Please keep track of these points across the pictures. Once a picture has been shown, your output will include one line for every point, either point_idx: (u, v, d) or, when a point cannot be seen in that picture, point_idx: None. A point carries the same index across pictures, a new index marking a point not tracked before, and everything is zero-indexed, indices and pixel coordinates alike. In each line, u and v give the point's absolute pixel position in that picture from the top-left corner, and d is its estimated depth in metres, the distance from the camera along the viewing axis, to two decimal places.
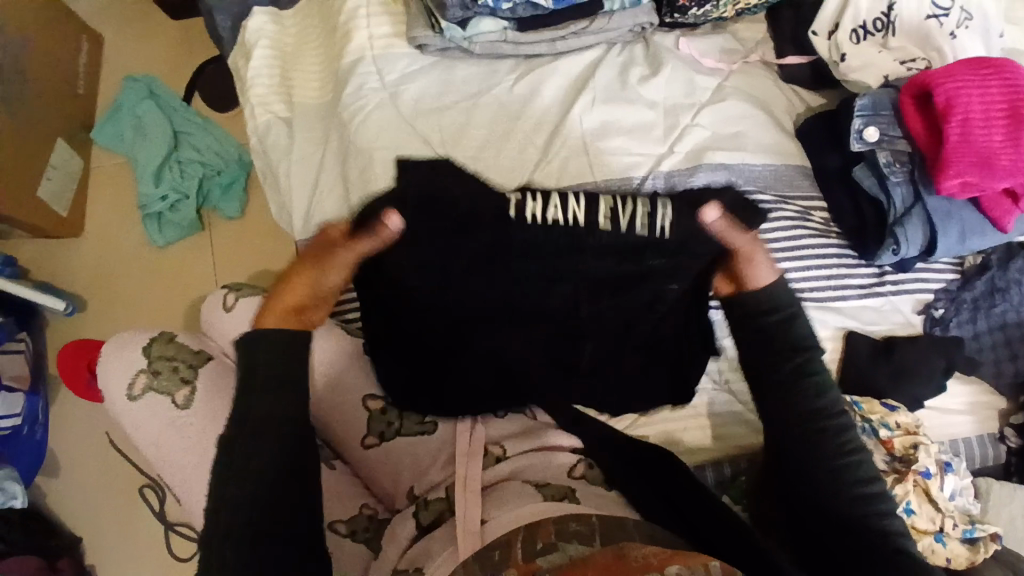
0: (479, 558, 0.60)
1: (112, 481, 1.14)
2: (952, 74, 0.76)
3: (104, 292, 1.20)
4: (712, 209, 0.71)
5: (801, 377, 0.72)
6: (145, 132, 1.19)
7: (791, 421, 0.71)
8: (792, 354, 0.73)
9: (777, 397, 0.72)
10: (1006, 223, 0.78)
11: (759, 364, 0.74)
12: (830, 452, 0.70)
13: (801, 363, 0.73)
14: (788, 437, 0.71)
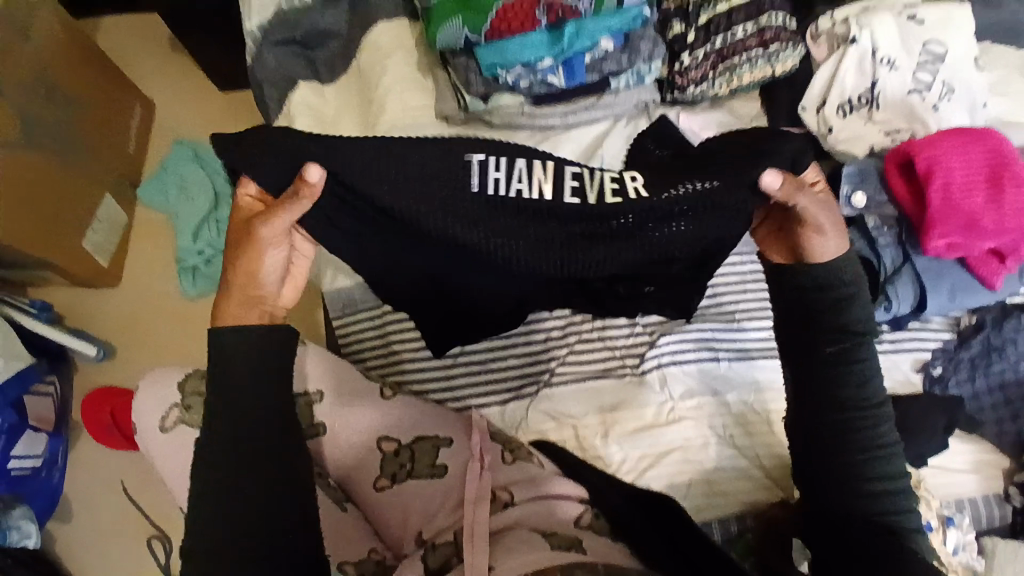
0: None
1: (123, 529, 1.17)
2: (933, 144, 0.82)
3: (134, 340, 1.26)
4: (770, 173, 0.60)
5: (838, 361, 0.65)
6: (189, 193, 1.29)
7: (820, 405, 0.66)
8: (839, 335, 0.65)
9: (810, 378, 0.66)
10: (995, 282, 0.82)
11: (797, 336, 0.67)
12: (853, 443, 0.64)
13: (847, 347, 0.65)
14: (814, 417, 0.66)
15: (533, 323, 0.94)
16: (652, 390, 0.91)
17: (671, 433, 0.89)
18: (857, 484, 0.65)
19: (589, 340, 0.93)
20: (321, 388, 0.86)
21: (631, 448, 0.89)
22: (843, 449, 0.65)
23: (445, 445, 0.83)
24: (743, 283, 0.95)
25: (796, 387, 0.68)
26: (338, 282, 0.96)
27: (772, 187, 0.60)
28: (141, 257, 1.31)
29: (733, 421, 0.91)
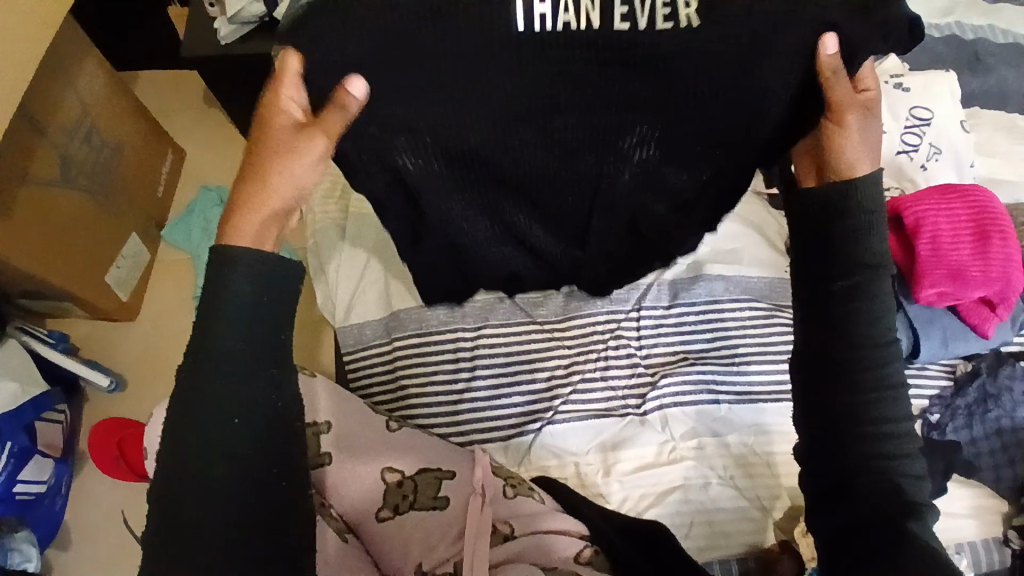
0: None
1: (121, 559, 1.17)
2: (919, 199, 0.86)
3: (147, 373, 1.29)
4: (833, 39, 0.54)
5: (846, 300, 0.59)
6: (211, 234, 1.36)
7: (829, 347, 0.60)
8: (850, 271, 0.59)
9: (822, 316, 0.60)
10: (986, 329, 0.85)
11: (810, 268, 0.61)
12: (859, 389, 0.59)
13: (861, 283, 0.58)
14: (819, 362, 0.61)
15: (538, 365, 0.96)
16: (652, 429, 0.92)
17: (672, 472, 0.90)
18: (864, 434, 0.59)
19: (591, 378, 0.95)
20: (329, 419, 0.88)
21: (632, 486, 0.90)
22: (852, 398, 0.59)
23: (448, 478, 0.84)
24: (748, 327, 0.97)
25: (806, 328, 0.62)
26: (352, 321, 1.01)
27: (826, 53, 0.55)
28: (160, 294, 1.35)
29: (731, 461, 0.92)
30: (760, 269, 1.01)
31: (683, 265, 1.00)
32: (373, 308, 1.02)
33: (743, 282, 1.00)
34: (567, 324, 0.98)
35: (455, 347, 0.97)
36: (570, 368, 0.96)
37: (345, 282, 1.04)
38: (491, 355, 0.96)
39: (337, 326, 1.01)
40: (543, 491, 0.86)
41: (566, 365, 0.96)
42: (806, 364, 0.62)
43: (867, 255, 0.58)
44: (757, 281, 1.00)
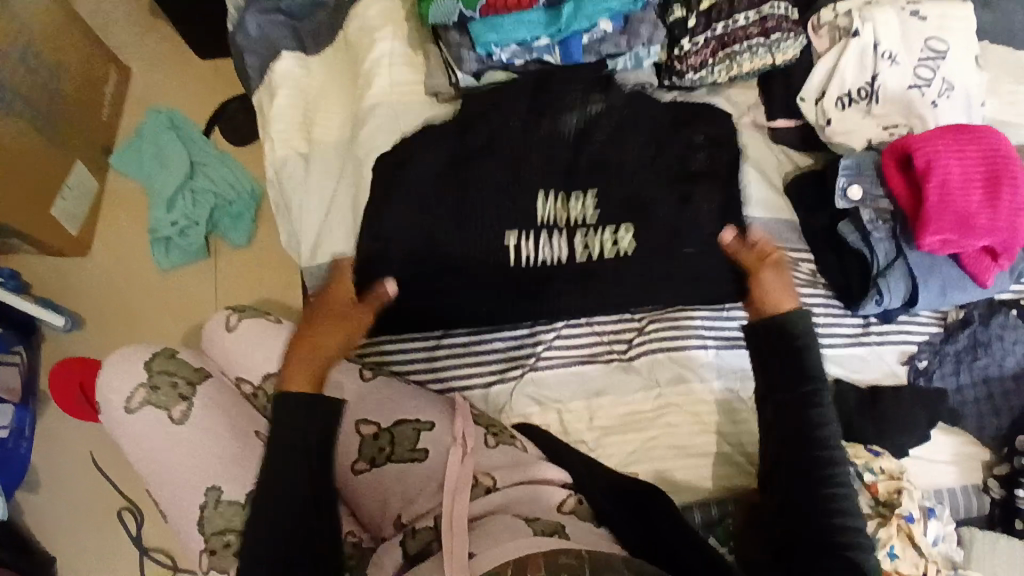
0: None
1: (93, 501, 1.14)
2: (929, 141, 0.82)
3: (107, 312, 1.22)
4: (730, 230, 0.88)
5: (806, 409, 0.73)
6: (164, 161, 1.25)
7: (794, 442, 0.73)
8: (803, 377, 0.75)
9: (784, 413, 0.74)
10: (986, 279, 0.82)
11: (763, 369, 0.77)
12: (819, 477, 0.71)
13: (816, 399, 0.74)
14: (785, 448, 0.73)
15: (521, 308, 0.90)
16: (636, 374, 0.89)
17: (657, 420, 0.88)
18: (830, 513, 0.69)
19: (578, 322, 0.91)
20: None
21: (617, 434, 0.88)
22: (815, 482, 0.71)
23: (427, 430, 0.81)
24: None
25: (774, 423, 0.75)
26: (319, 262, 0.98)
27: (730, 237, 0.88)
28: (113, 226, 1.26)
29: (716, 408, 0.89)
30: (756, 209, 0.95)
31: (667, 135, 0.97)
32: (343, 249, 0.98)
33: None
34: (553, 267, 0.90)
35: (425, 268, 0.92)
36: (557, 315, 0.90)
37: (309, 217, 1.00)
38: (471, 298, 0.91)
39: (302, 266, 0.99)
40: (525, 439, 0.84)
41: (553, 312, 0.90)
42: (771, 447, 0.74)
43: (812, 365, 0.75)
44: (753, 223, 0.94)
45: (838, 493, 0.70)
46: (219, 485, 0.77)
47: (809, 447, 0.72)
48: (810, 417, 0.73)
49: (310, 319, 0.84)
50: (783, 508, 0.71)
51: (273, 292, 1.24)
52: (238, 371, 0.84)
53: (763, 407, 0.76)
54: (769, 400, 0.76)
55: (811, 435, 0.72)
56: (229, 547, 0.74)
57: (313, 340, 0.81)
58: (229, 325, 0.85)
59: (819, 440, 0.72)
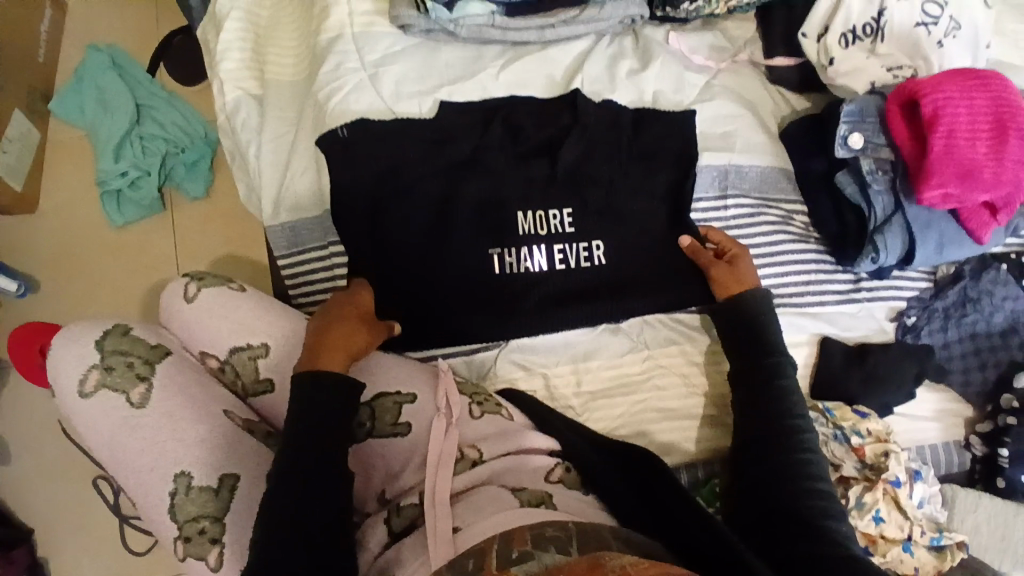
0: (452, 566, 0.58)
1: (67, 470, 1.11)
2: (939, 86, 0.76)
3: (61, 273, 1.15)
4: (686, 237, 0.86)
5: (775, 381, 0.77)
6: (107, 106, 1.14)
7: (763, 414, 0.76)
8: (768, 354, 0.79)
9: (754, 388, 0.78)
10: (983, 235, 0.79)
11: (738, 346, 0.81)
12: (790, 447, 0.73)
13: (783, 372, 0.77)
14: (758, 421, 0.75)
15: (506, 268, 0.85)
16: (625, 336, 0.88)
17: (644, 382, 0.87)
18: (799, 478, 0.70)
19: (568, 283, 0.86)
20: (265, 342, 0.83)
21: (605, 397, 0.87)
22: (784, 450, 0.72)
23: (408, 402, 0.79)
24: (734, 220, 0.89)
25: (744, 398, 0.78)
26: (281, 220, 0.92)
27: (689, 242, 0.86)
28: (60, 179, 1.16)
29: (703, 370, 0.89)
30: (753, 156, 0.90)
31: (650, 70, 0.92)
32: (308, 207, 0.92)
33: (734, 172, 0.90)
34: (541, 224, 0.85)
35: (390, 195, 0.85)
36: (549, 274, 0.85)
37: (269, 169, 0.93)
38: (452, 259, 0.85)
39: (266, 224, 0.92)
40: (511, 407, 0.83)
41: (540, 272, 0.85)
42: (742, 422, 0.77)
43: (774, 342, 0.79)
44: (748, 170, 0.90)
45: (806, 462, 0.72)
46: (188, 471, 0.76)
47: (778, 417, 0.75)
48: (778, 389, 0.76)
49: (336, 319, 0.77)
50: (760, 482, 0.71)
51: (240, 247, 1.18)
52: (198, 346, 0.85)
53: (735, 387, 0.80)
54: (739, 376, 0.80)
55: (779, 405, 0.76)
56: (203, 533, 0.73)
57: (332, 342, 0.74)
58: (188, 295, 0.85)
59: (787, 411, 0.75)
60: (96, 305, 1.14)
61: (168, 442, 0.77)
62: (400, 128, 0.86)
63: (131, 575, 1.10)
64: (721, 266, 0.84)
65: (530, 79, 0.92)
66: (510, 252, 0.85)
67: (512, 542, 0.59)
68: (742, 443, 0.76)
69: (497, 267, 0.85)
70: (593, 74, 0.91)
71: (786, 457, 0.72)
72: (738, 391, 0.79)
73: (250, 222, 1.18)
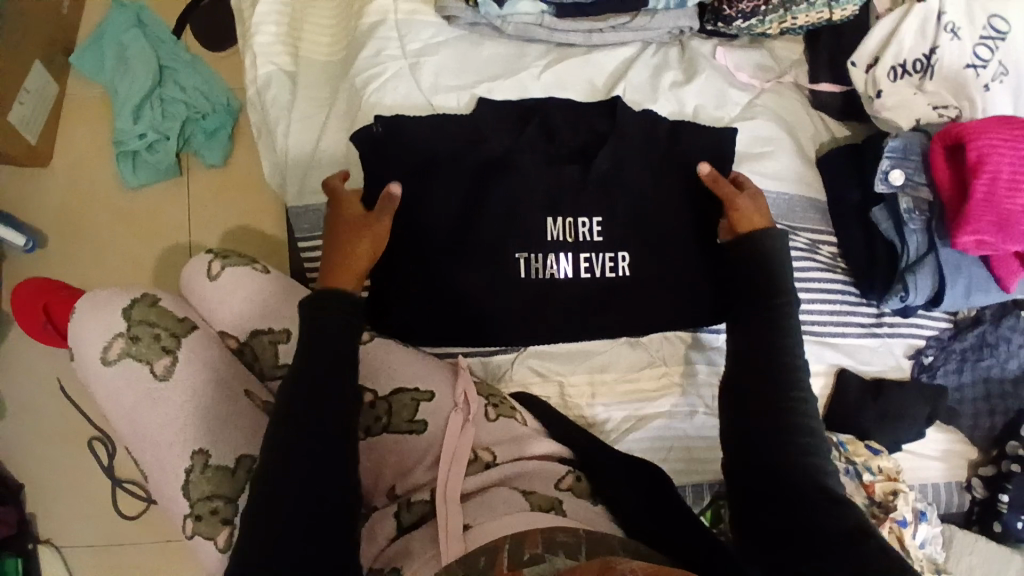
0: (465, 563, 0.59)
1: (60, 430, 1.10)
2: (986, 131, 0.74)
3: (71, 233, 1.13)
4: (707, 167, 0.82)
5: (782, 372, 0.70)
6: (128, 64, 1.11)
7: (764, 397, 0.69)
8: (770, 326, 0.73)
9: (756, 375, 0.71)
10: (1010, 284, 0.78)
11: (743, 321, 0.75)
12: (789, 430, 0.67)
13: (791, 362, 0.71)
14: (756, 403, 0.69)
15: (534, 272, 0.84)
16: (643, 351, 0.88)
17: (658, 400, 0.88)
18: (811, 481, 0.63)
19: (590, 292, 0.85)
20: (288, 328, 0.83)
21: (617, 411, 0.88)
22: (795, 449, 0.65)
23: (425, 400, 0.79)
24: None
25: (740, 376, 0.72)
26: (307, 202, 0.91)
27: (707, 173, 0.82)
28: (77, 135, 1.14)
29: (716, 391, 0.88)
30: (782, 183, 0.89)
31: (694, 84, 0.90)
32: None
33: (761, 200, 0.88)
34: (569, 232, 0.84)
35: (415, 189, 0.83)
36: (573, 282, 0.84)
37: (298, 149, 0.91)
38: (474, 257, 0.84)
39: (289, 205, 0.91)
40: (526, 413, 0.83)
41: (565, 279, 0.84)
42: (741, 414, 0.70)
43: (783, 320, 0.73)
44: (777, 197, 0.89)
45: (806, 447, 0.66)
46: (206, 449, 0.76)
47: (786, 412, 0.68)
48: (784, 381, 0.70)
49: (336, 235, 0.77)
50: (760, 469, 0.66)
51: (254, 219, 1.15)
52: (220, 325, 0.84)
53: (736, 364, 0.73)
54: (740, 363, 0.73)
55: (786, 397, 0.69)
56: (216, 514, 0.74)
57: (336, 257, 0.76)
58: (211, 272, 0.85)
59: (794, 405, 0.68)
60: (105, 267, 1.12)
61: (187, 418, 0.77)
62: (435, 122, 0.85)
63: (119, 539, 1.09)
64: (739, 198, 0.80)
65: (571, 82, 0.90)
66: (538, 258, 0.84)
67: (525, 543, 0.60)
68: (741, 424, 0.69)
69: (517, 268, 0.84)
70: (634, 82, 0.90)
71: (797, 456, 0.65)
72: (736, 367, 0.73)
73: (266, 195, 1.15)
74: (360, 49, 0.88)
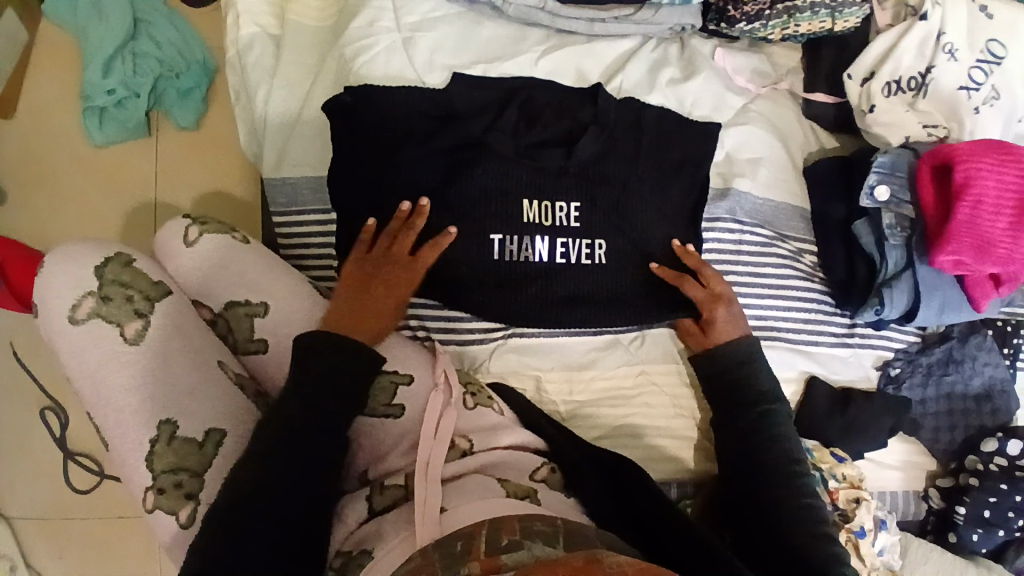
0: (441, 548, 0.59)
1: (9, 395, 1.05)
2: (973, 155, 0.76)
3: (29, 190, 1.06)
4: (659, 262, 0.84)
5: (767, 426, 0.78)
6: (99, 13, 1.04)
7: (747, 436, 0.78)
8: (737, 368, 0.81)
9: (737, 422, 0.79)
10: (981, 304, 0.81)
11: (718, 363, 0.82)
12: (775, 466, 0.76)
13: (766, 411, 0.79)
14: (743, 442, 0.78)
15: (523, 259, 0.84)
16: (623, 350, 0.88)
17: (635, 398, 0.88)
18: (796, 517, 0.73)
19: (576, 284, 0.84)
20: (265, 301, 0.81)
21: (594, 407, 0.87)
22: (780, 494, 0.74)
23: (404, 383, 0.78)
24: (757, 241, 0.88)
25: (722, 414, 0.81)
26: (285, 175, 0.87)
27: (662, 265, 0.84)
28: (43, 85, 1.08)
29: (693, 394, 0.89)
30: (768, 190, 0.89)
31: (692, 84, 0.89)
32: (312, 164, 0.87)
33: (746, 203, 0.88)
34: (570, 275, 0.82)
35: (405, 169, 0.81)
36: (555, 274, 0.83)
37: (280, 117, 0.88)
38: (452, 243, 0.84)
39: (267, 175, 0.88)
40: (503, 403, 0.82)
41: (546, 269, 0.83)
42: (725, 455, 0.79)
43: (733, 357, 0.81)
44: (761, 203, 0.89)
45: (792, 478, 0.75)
46: (174, 419, 0.73)
47: (770, 462, 0.76)
48: (770, 433, 0.78)
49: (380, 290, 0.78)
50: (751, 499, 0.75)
51: (224, 188, 1.10)
52: (195, 292, 0.82)
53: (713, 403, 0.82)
54: (725, 414, 0.81)
55: (767, 441, 0.78)
56: (180, 488, 0.71)
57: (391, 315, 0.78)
58: (188, 238, 0.82)
59: (774, 448, 0.77)
60: (63, 225, 1.06)
61: (152, 386, 0.74)
62: (427, 102, 0.82)
63: (68, 511, 1.05)
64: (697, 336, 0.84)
65: (567, 68, 0.88)
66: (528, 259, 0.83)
67: (503, 531, 0.59)
68: (731, 460, 0.78)
69: (497, 254, 0.82)
70: (632, 76, 0.88)
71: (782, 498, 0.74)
72: (718, 407, 0.82)
73: (244, 160, 1.10)
74: (353, 18, 0.85)
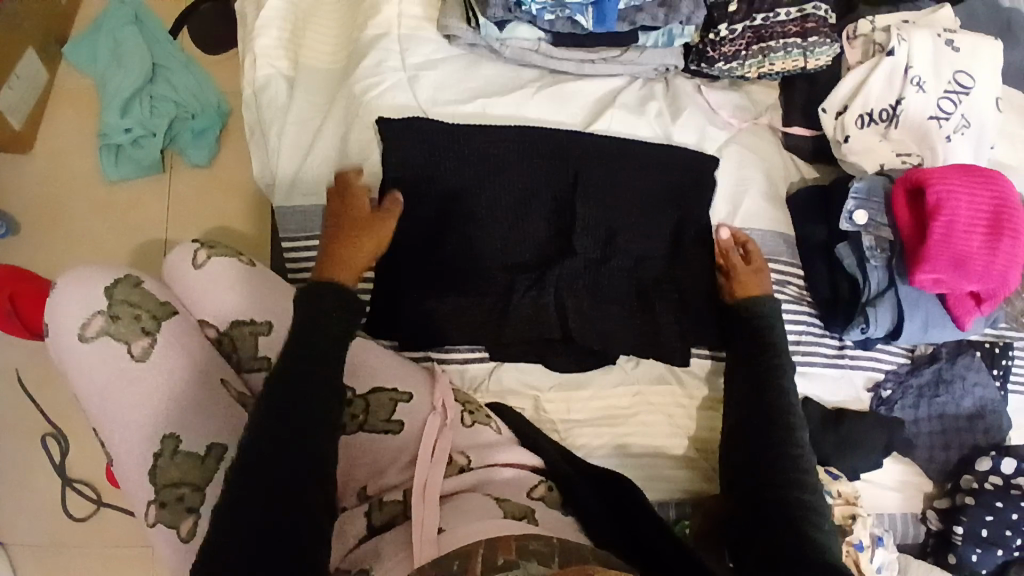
0: (437, 565, 0.58)
1: (14, 423, 1.06)
2: (945, 177, 0.80)
3: (45, 224, 1.11)
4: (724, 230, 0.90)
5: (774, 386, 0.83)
6: (121, 60, 1.12)
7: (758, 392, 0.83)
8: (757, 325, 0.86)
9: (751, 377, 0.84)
10: (966, 321, 0.84)
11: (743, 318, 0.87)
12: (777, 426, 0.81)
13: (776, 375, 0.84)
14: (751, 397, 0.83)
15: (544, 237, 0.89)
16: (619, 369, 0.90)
17: (632, 417, 0.90)
18: (780, 476, 0.77)
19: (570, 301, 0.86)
20: (270, 321, 0.83)
21: (592, 426, 0.89)
22: (774, 449, 0.79)
23: (404, 400, 0.81)
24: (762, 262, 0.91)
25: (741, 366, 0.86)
26: (294, 202, 0.92)
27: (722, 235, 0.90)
28: (63, 125, 1.14)
29: (689, 413, 0.91)
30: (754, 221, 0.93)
31: (675, 120, 0.95)
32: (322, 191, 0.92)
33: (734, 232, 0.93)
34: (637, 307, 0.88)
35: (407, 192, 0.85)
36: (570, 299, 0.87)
37: (290, 148, 0.93)
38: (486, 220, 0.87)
39: (276, 203, 0.92)
40: (500, 421, 0.83)
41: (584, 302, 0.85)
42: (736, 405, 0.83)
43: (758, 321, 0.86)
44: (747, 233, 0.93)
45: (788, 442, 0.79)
46: (177, 435, 0.76)
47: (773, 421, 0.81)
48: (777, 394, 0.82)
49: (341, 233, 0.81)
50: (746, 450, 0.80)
51: (230, 221, 1.15)
52: (201, 313, 0.84)
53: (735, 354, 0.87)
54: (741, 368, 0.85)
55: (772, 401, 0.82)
56: (181, 501, 0.73)
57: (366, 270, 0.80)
58: (197, 261, 0.84)
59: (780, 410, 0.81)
60: (78, 257, 1.11)
61: (155, 402, 0.76)
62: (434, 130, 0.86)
63: (65, 543, 1.04)
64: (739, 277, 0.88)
65: (559, 104, 0.94)
66: (581, 291, 0.86)
67: (499, 550, 0.59)
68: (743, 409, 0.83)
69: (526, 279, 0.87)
70: (619, 111, 0.94)
71: (781, 487, 0.76)
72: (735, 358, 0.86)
73: (258, 195, 1.16)
74: (362, 58, 0.92)
